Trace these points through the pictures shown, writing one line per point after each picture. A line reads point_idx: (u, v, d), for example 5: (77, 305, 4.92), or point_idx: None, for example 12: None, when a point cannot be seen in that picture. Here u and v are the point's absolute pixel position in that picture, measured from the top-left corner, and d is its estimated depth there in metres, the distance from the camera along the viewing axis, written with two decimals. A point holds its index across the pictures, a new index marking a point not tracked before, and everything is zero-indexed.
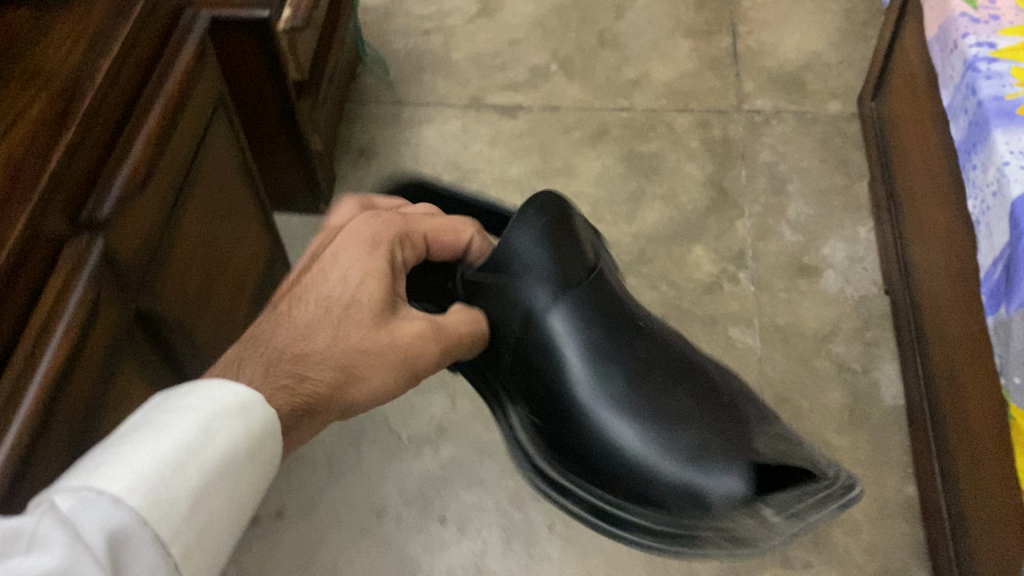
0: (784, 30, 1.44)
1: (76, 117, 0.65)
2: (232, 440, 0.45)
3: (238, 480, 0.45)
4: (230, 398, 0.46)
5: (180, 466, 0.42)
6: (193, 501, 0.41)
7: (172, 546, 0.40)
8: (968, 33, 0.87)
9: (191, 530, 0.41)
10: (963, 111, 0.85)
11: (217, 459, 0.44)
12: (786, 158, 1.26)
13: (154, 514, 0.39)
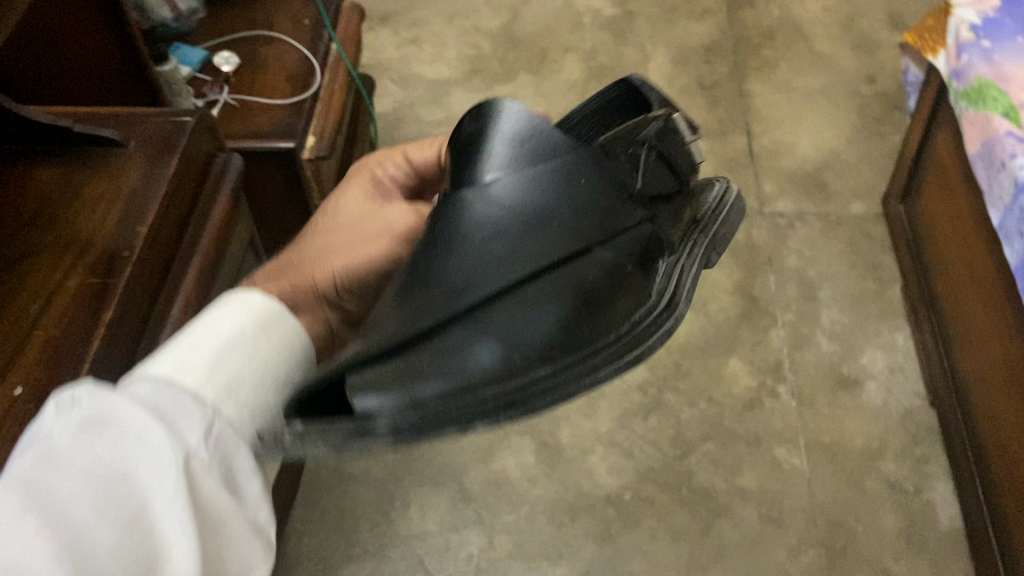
0: (798, 129, 1.44)
1: (117, 290, 0.61)
2: (238, 324, 0.47)
3: (257, 346, 0.47)
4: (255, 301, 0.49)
5: (195, 343, 0.45)
6: (213, 362, 0.44)
7: (207, 392, 0.43)
8: (1016, 154, 0.85)
9: (219, 379, 0.44)
10: (1018, 234, 0.83)
11: (245, 331, 0.47)
12: (814, 263, 1.24)
13: (184, 376, 0.43)
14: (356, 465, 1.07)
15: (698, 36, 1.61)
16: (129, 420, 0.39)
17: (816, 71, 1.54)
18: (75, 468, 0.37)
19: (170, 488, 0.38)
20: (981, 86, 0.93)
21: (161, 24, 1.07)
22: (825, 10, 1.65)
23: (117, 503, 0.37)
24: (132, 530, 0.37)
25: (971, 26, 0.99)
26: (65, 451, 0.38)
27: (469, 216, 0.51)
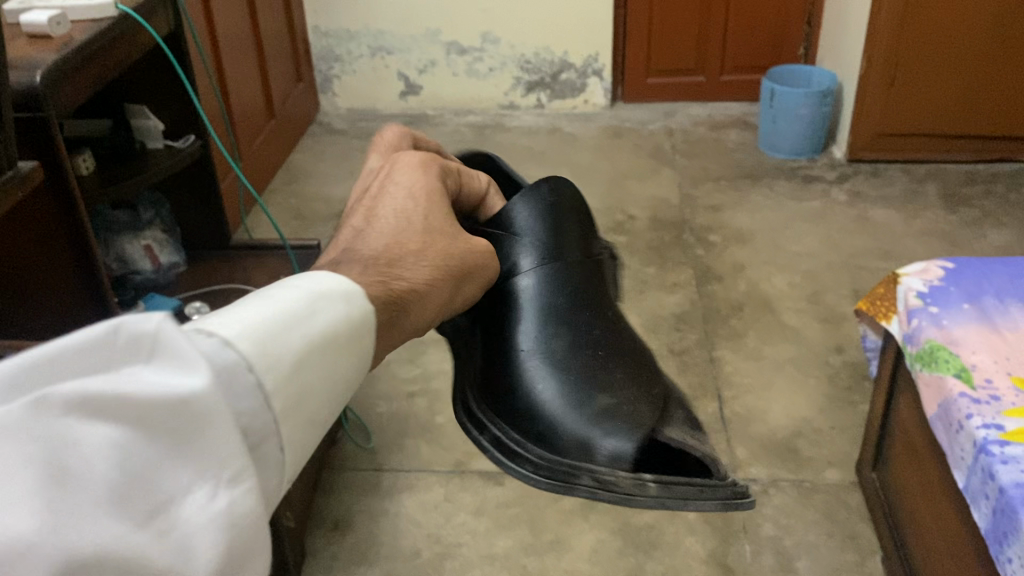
0: (769, 395, 1.44)
1: None
2: (331, 324, 0.37)
3: (336, 356, 0.37)
4: (321, 286, 0.38)
5: (284, 328, 0.35)
6: (297, 364, 0.34)
7: (275, 400, 0.33)
8: (972, 413, 0.85)
9: (291, 391, 0.34)
10: (984, 495, 0.80)
11: (323, 330, 0.36)
12: (790, 532, 1.19)
13: (261, 364, 0.33)
14: None
15: (669, 306, 1.66)
16: (168, 387, 0.29)
17: (785, 341, 1.57)
18: (97, 442, 0.27)
19: (198, 497, 0.29)
20: (930, 348, 0.94)
21: (138, 273, 1.18)
22: (792, 286, 1.72)
23: (121, 471, 0.28)
24: (141, 529, 0.28)
25: (918, 293, 1.01)
26: (54, 425, 0.27)
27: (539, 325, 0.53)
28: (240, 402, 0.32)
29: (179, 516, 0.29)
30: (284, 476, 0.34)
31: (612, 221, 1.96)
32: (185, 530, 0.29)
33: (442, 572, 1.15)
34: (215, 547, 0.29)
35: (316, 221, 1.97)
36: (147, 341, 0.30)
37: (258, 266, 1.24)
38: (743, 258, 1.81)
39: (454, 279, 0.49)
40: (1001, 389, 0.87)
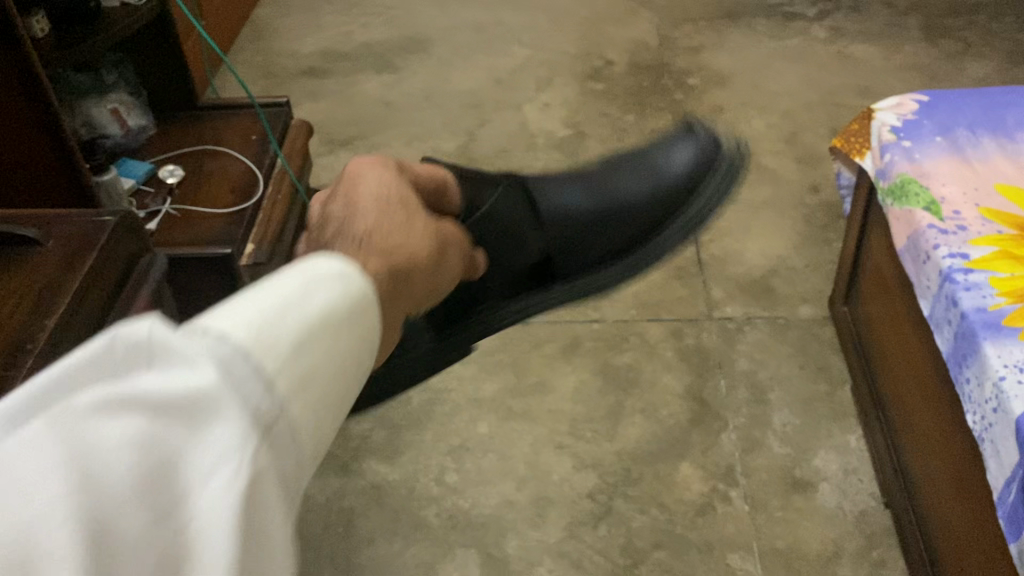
0: (746, 237, 1.46)
1: (27, 361, 0.61)
2: (327, 303, 0.42)
3: (335, 337, 0.42)
4: (320, 265, 0.43)
5: (279, 316, 0.39)
6: (297, 350, 0.39)
7: (279, 381, 0.38)
8: (939, 244, 0.87)
9: (291, 372, 0.38)
10: (947, 322, 0.84)
11: (320, 316, 0.41)
12: (764, 366, 1.24)
13: (262, 351, 0.37)
14: None
15: None
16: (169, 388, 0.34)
17: (762, 183, 1.58)
18: (113, 423, 0.32)
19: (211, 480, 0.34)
20: (902, 182, 0.96)
21: (107, 138, 1.15)
22: (770, 127, 1.71)
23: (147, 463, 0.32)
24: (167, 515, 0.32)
25: (892, 128, 1.02)
26: (81, 423, 0.32)
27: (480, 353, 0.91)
28: (246, 387, 0.36)
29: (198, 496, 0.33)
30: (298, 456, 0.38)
31: (589, 67, 1.92)
32: (203, 504, 0.33)
33: (432, 417, 1.21)
34: (224, 520, 0.33)
35: (288, 79, 1.92)
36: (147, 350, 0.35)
37: (226, 126, 1.22)
38: (723, 100, 1.79)
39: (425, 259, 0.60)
40: (968, 219, 0.89)
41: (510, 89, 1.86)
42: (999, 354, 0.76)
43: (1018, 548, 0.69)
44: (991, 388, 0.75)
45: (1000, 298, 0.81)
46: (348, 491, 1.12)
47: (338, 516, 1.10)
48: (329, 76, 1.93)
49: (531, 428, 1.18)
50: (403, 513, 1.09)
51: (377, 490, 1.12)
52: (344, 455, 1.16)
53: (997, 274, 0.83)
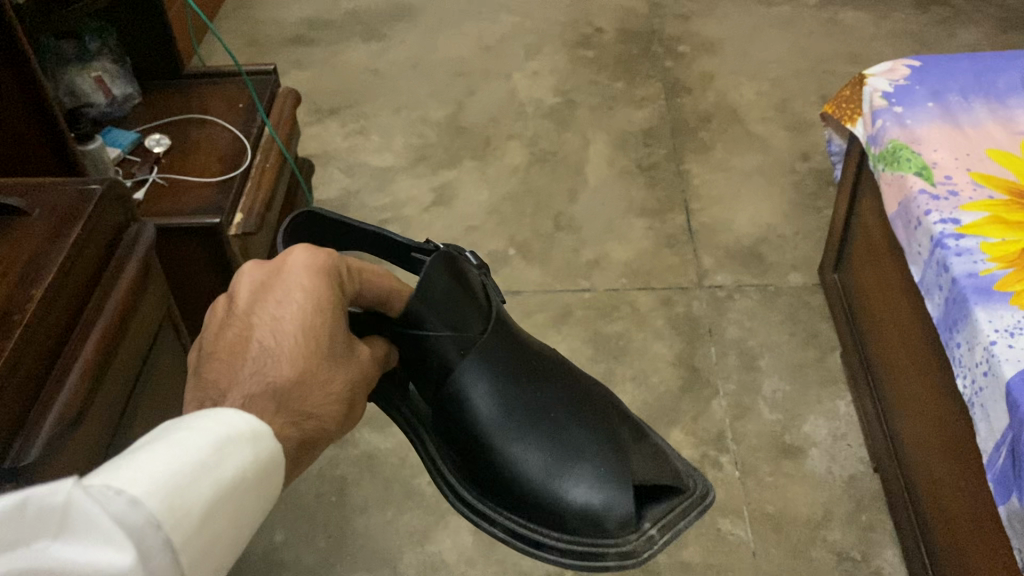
0: (736, 205, 1.46)
1: (16, 331, 0.60)
2: (238, 459, 0.41)
3: (244, 489, 0.41)
4: (235, 422, 0.43)
5: (195, 478, 0.38)
6: (206, 512, 0.38)
7: (183, 553, 0.37)
8: (930, 209, 0.87)
9: (198, 541, 0.38)
10: (937, 287, 0.84)
11: (230, 477, 0.40)
12: (754, 333, 1.24)
13: (171, 519, 0.36)
14: (286, 553, 1.03)
15: (637, 121, 1.65)
16: (78, 561, 0.34)
17: (752, 151, 1.57)
18: None
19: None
20: (894, 148, 0.95)
21: (92, 106, 1.14)
22: (760, 95, 1.70)
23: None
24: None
25: (883, 93, 1.01)
26: None
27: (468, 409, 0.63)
28: (154, 561, 0.35)
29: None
30: None
31: (578, 35, 1.90)
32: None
33: None
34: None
35: (273, 48, 1.90)
36: (59, 515, 0.34)
37: (212, 94, 1.21)
38: (712, 67, 1.78)
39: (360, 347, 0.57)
40: (960, 185, 0.89)
41: (498, 57, 1.85)
42: (990, 319, 0.76)
43: (1007, 509, 0.70)
44: (982, 352, 0.75)
45: (991, 264, 0.81)
46: (341, 460, 1.13)
47: (331, 486, 1.10)
48: (314, 45, 1.91)
49: None
50: (396, 482, 1.10)
51: (370, 460, 1.12)
52: None
53: (989, 239, 0.83)
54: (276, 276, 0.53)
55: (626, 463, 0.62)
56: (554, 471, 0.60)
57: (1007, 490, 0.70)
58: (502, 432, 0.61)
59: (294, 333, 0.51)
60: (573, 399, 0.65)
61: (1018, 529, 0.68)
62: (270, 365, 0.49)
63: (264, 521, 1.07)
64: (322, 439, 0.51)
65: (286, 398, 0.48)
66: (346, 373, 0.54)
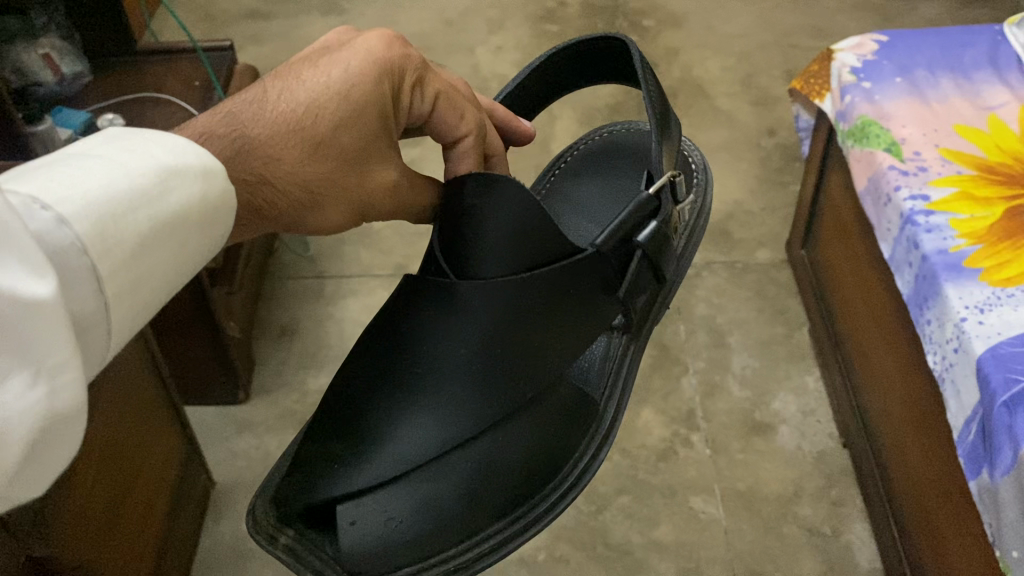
0: None
1: None
2: (184, 204, 0.41)
3: (187, 238, 0.41)
4: (187, 152, 0.42)
5: (133, 207, 0.38)
6: (138, 244, 0.38)
7: (106, 284, 0.37)
8: (900, 186, 0.87)
9: (124, 276, 0.37)
10: (907, 264, 0.84)
11: (173, 212, 0.40)
12: (722, 310, 1.24)
13: (97, 247, 0.36)
14: (255, 542, 1.02)
15: (603, 97, 1.63)
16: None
17: (718, 126, 1.56)
18: None
19: (5, 389, 0.31)
20: (863, 124, 0.95)
21: (40, 85, 1.09)
22: (725, 69, 1.69)
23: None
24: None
25: (851, 69, 1.01)
26: None
27: (437, 331, 0.53)
28: (71, 285, 0.35)
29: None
30: (113, 346, 0.39)
31: (543, 8, 1.87)
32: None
33: None
34: (21, 437, 0.31)
35: (229, 22, 1.85)
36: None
37: (168, 72, 1.16)
38: (677, 42, 1.77)
39: (340, 188, 0.53)
40: (929, 161, 0.89)
41: (461, 32, 1.81)
42: (960, 296, 0.76)
43: (977, 484, 0.70)
44: (952, 329, 0.76)
45: (960, 240, 0.81)
46: None
47: None
48: (272, 19, 1.86)
49: None
50: None
51: None
52: (302, 410, 1.14)
53: (958, 216, 0.83)
54: (347, 45, 0.55)
55: (366, 530, 0.51)
56: (378, 448, 0.52)
57: (978, 466, 0.70)
58: (423, 362, 0.53)
59: (302, 96, 0.52)
60: (476, 474, 0.53)
61: (988, 504, 0.69)
62: (258, 111, 0.51)
63: (231, 510, 1.05)
64: (268, 209, 0.51)
65: (241, 158, 0.49)
66: (336, 171, 0.52)
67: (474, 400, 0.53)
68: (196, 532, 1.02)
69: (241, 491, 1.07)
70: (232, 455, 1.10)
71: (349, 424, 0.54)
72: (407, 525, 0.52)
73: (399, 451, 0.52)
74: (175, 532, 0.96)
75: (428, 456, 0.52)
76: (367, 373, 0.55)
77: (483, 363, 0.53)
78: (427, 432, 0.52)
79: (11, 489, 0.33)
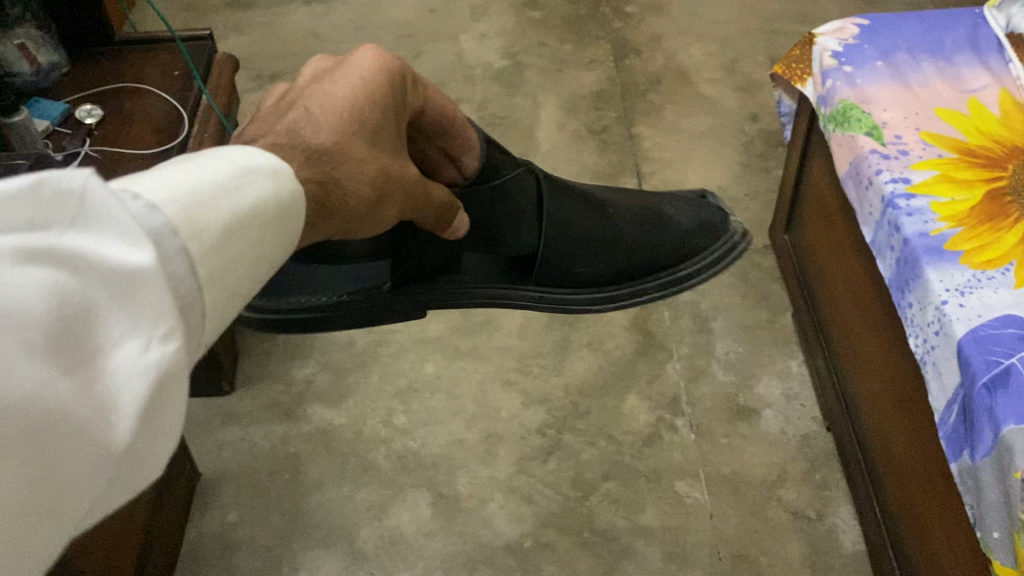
0: (687, 168, 1.46)
1: None
2: (260, 199, 0.37)
3: (264, 234, 0.38)
4: (253, 157, 0.39)
5: (214, 198, 0.35)
6: (224, 231, 0.34)
7: (201, 267, 0.33)
8: (881, 169, 0.87)
9: (216, 261, 0.33)
10: (889, 248, 0.85)
11: (249, 205, 0.36)
12: (706, 296, 1.24)
13: (188, 230, 0.32)
14: (242, 533, 1.02)
15: (587, 83, 1.63)
16: (88, 249, 0.28)
17: (701, 113, 1.57)
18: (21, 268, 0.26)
19: (120, 353, 0.28)
20: (844, 109, 0.95)
21: (17, 77, 1.08)
22: (709, 55, 1.69)
23: (60, 310, 0.27)
24: (72, 374, 0.27)
25: (833, 53, 1.01)
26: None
27: (557, 235, 0.70)
28: (172, 266, 0.31)
29: (103, 371, 0.28)
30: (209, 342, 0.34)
31: None
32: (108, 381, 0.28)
33: (376, 359, 1.19)
34: (133, 404, 0.28)
35: (208, 12, 1.83)
36: (75, 198, 0.28)
37: (146, 62, 1.15)
38: (661, 28, 1.76)
39: (393, 189, 0.51)
40: (910, 145, 0.89)
41: (444, 19, 1.80)
42: (940, 279, 0.77)
43: (958, 466, 0.71)
44: (933, 312, 0.76)
45: (941, 223, 0.81)
46: (294, 437, 1.10)
47: (284, 462, 1.08)
48: (252, 8, 1.84)
49: (478, 365, 1.17)
50: (351, 457, 1.08)
51: (323, 435, 1.10)
52: (286, 400, 1.14)
53: (939, 199, 0.83)
54: (341, 62, 0.53)
55: (675, 282, 0.79)
56: (624, 271, 0.75)
57: (960, 448, 0.71)
58: (578, 244, 0.71)
59: (343, 101, 0.50)
60: (619, 208, 0.75)
61: (969, 486, 0.69)
62: (312, 121, 0.48)
63: (217, 501, 1.05)
64: (339, 209, 0.47)
65: (314, 158, 0.46)
66: (392, 162, 0.51)
67: (572, 200, 0.71)
68: (182, 525, 1.01)
69: (227, 482, 1.07)
70: (217, 446, 1.10)
71: (613, 287, 0.76)
72: (659, 246, 0.77)
73: (616, 246, 0.74)
74: (162, 525, 0.96)
75: (621, 237, 0.74)
76: (589, 281, 0.74)
77: (567, 202, 0.71)
78: (609, 232, 0.73)
79: (118, 474, 0.29)
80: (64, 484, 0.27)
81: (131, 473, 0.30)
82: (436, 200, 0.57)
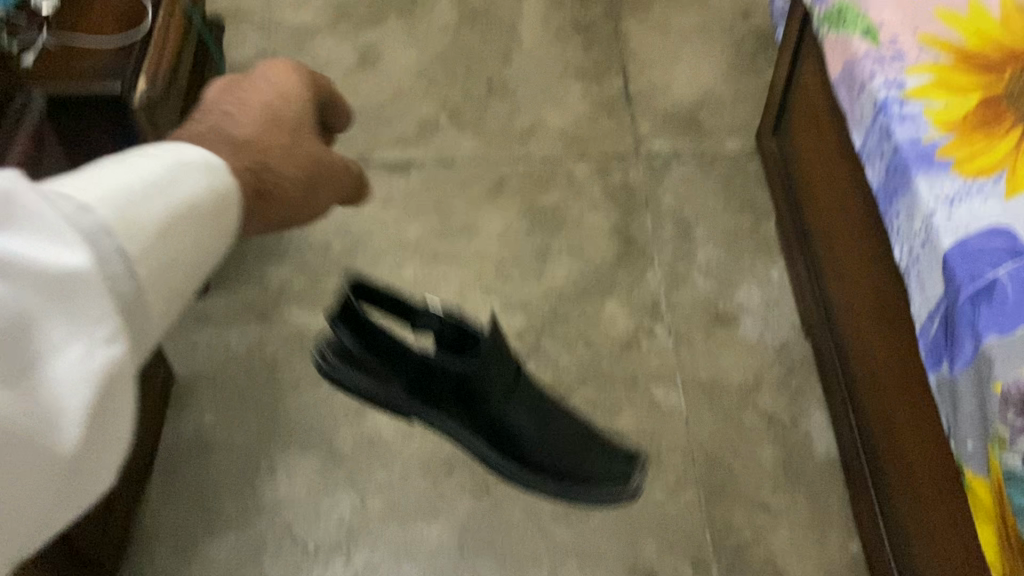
0: (675, 68, 1.41)
1: None
2: (193, 195, 0.44)
3: (201, 230, 0.44)
4: (189, 157, 0.45)
5: (144, 203, 0.41)
6: (158, 230, 0.41)
7: (134, 265, 0.39)
8: (875, 73, 0.85)
9: (155, 257, 0.40)
10: (879, 154, 0.83)
11: (180, 204, 0.42)
12: (689, 201, 1.23)
13: (124, 231, 0.39)
14: (218, 433, 1.01)
15: None
16: (27, 258, 0.34)
17: (692, 9, 1.51)
18: None
19: (60, 351, 0.35)
20: (840, 10, 0.92)
21: None
22: None
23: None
24: (22, 370, 0.34)
25: None
26: None
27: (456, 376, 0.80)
28: (105, 265, 0.37)
29: (46, 369, 0.35)
30: (160, 322, 0.41)
31: None
32: (56, 376, 0.35)
33: (352, 262, 1.17)
34: (79, 402, 0.35)
35: None
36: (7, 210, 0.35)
37: None
38: None
39: (320, 174, 0.56)
40: (906, 47, 0.86)
41: None
42: (930, 188, 0.75)
43: (936, 377, 0.71)
44: (920, 222, 0.74)
45: (934, 130, 0.79)
46: (270, 339, 1.09)
47: (261, 365, 1.07)
48: None
49: (457, 269, 1.16)
50: None
51: (300, 337, 1.09)
52: (261, 302, 1.13)
53: (932, 104, 0.81)
54: (248, 76, 0.56)
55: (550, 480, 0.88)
56: (526, 447, 0.87)
57: (939, 359, 0.71)
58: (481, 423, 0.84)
59: (258, 107, 0.54)
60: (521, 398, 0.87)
61: (945, 396, 0.70)
62: (234, 119, 0.52)
63: (193, 402, 1.04)
64: (277, 193, 0.52)
65: (242, 147, 0.51)
66: (314, 149, 0.55)
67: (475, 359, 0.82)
68: (158, 425, 1.01)
69: (203, 382, 1.06)
70: (192, 347, 1.09)
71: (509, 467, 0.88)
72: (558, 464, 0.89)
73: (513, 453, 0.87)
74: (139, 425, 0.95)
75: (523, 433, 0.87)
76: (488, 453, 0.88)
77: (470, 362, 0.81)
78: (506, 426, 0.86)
79: (84, 463, 0.37)
80: (22, 475, 0.34)
81: (91, 468, 0.37)
82: (352, 183, 0.59)
